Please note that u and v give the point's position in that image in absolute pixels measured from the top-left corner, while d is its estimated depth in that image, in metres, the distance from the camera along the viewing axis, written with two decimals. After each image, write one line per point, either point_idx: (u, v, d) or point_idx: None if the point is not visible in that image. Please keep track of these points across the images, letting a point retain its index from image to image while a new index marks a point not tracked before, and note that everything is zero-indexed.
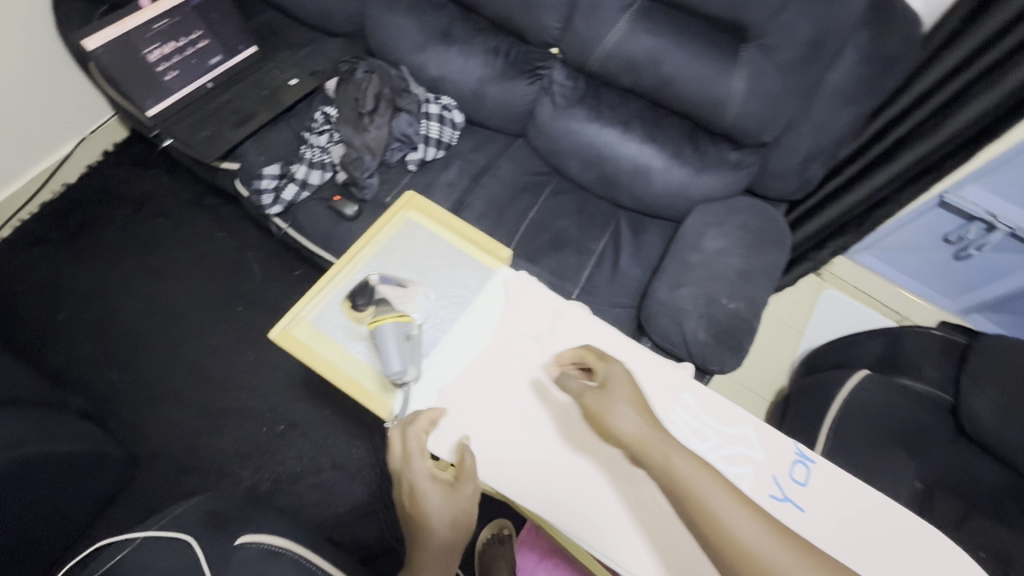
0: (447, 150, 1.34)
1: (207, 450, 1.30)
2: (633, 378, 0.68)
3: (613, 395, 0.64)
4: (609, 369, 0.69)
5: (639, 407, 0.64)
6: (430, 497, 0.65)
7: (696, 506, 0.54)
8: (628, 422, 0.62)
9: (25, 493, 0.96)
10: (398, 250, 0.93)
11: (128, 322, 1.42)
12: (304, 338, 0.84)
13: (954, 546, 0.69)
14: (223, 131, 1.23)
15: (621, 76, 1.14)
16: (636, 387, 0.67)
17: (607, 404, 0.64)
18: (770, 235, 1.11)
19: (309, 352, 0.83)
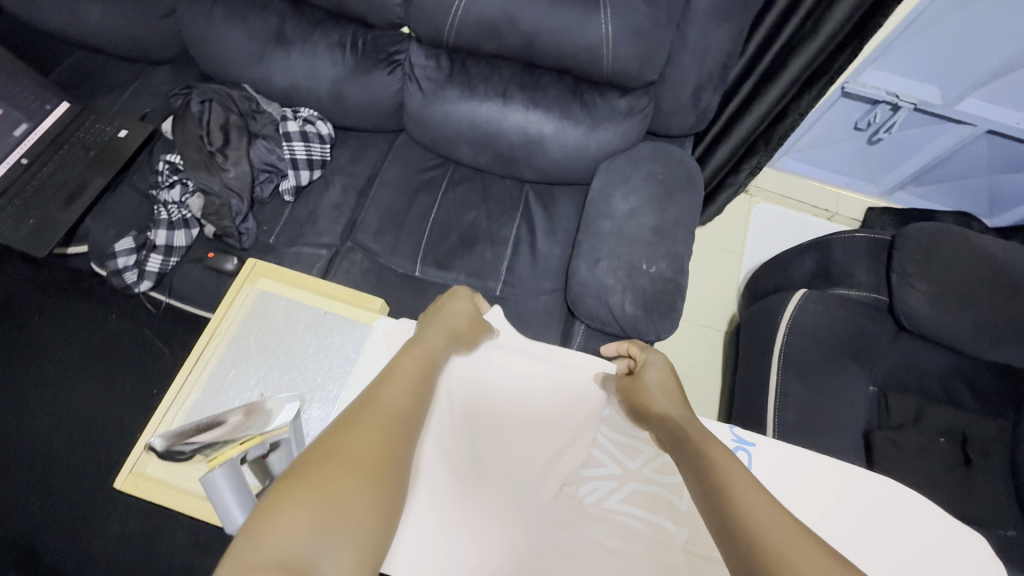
0: (323, 167, 1.20)
1: (161, 552, 1.18)
2: (672, 367, 0.70)
3: (650, 372, 0.68)
4: (655, 353, 0.72)
5: (671, 385, 0.66)
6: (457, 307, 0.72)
7: (707, 454, 0.54)
8: (657, 392, 0.65)
9: None
10: (253, 333, 0.75)
11: (28, 441, 1.25)
12: (164, 476, 0.69)
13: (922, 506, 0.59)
14: (52, 213, 1.05)
15: (482, 43, 1.02)
16: (672, 374, 0.68)
17: (647, 379, 0.67)
18: (679, 179, 1.04)
19: (173, 490, 0.69)
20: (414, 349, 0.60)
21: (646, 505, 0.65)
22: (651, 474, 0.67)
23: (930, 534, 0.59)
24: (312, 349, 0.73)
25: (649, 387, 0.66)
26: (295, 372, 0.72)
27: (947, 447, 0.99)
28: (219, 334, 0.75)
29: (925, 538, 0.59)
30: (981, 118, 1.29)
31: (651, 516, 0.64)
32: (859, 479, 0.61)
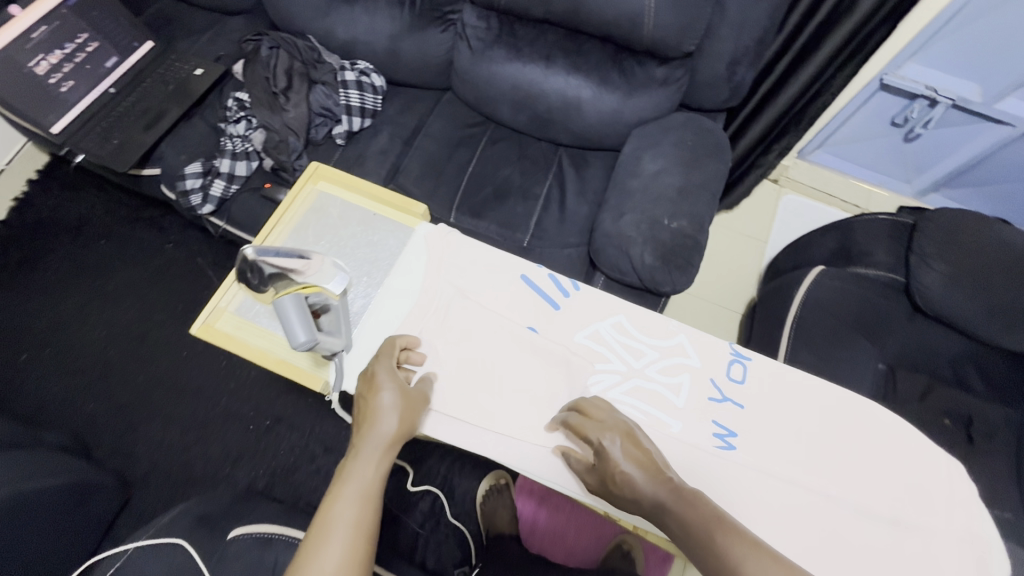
0: (373, 116, 1.29)
1: (199, 457, 1.30)
2: (628, 437, 0.56)
3: (616, 462, 0.55)
4: (603, 432, 0.57)
5: (644, 461, 0.54)
6: (388, 393, 0.59)
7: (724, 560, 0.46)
8: (642, 484, 0.53)
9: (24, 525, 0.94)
10: (310, 226, 0.83)
11: (91, 348, 1.39)
12: (229, 330, 0.78)
13: (893, 417, 0.65)
14: (133, 136, 1.18)
15: (531, 6, 1.08)
16: (638, 453, 0.55)
17: (618, 470, 0.54)
18: (708, 145, 1.09)
19: (236, 343, 0.78)
20: (346, 494, 0.52)
21: (650, 401, 0.65)
22: (653, 375, 0.66)
23: (905, 442, 0.64)
24: (361, 243, 0.81)
25: (624, 478, 0.54)
26: (347, 261, 0.80)
27: (948, 425, 1.01)
28: (282, 225, 0.84)
29: (901, 445, 0.64)
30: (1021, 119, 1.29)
31: (650, 409, 0.64)
32: (835, 392, 0.66)
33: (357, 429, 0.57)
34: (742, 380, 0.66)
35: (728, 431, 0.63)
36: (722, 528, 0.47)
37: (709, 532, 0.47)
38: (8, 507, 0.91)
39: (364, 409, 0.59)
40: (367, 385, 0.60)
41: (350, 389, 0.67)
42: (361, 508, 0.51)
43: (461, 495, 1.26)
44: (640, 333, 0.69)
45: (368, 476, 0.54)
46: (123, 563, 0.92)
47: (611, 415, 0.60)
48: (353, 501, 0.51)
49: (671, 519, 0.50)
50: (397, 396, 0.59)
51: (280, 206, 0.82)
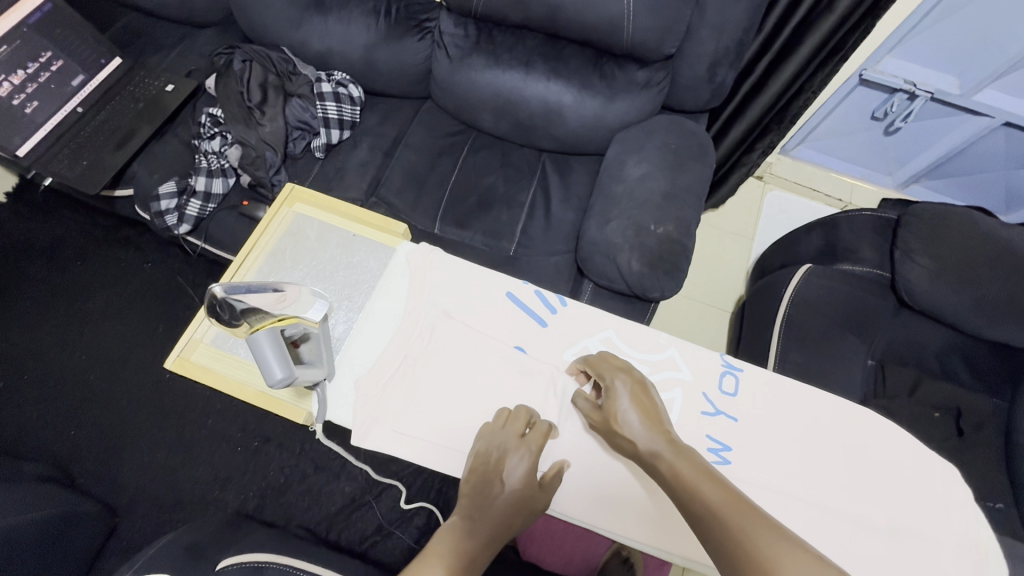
0: (352, 128, 1.26)
1: (186, 482, 1.26)
2: (639, 384, 0.60)
3: (620, 403, 0.59)
4: (617, 373, 0.61)
5: (647, 411, 0.58)
6: (511, 486, 0.55)
7: (700, 504, 0.47)
8: (642, 434, 0.56)
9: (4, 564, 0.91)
10: (288, 249, 0.80)
11: (70, 374, 1.35)
12: (206, 362, 0.76)
13: (887, 424, 0.65)
14: (103, 156, 1.15)
15: (509, 12, 1.07)
16: (645, 397, 0.59)
17: (620, 407, 0.59)
18: (691, 148, 1.09)
19: (214, 376, 0.75)
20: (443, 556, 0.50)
21: None
22: None
23: (898, 449, 0.64)
24: (341, 265, 0.79)
25: (625, 420, 0.58)
26: (326, 284, 0.77)
27: (937, 418, 1.02)
28: (258, 249, 0.82)
29: (895, 452, 0.64)
30: (998, 110, 1.30)
31: None
32: (828, 400, 0.66)
33: (474, 497, 0.55)
34: (734, 393, 0.65)
35: (722, 445, 0.63)
36: (710, 479, 0.49)
37: (694, 480, 0.49)
38: None
39: (484, 479, 0.56)
40: (494, 463, 0.57)
41: (337, 420, 0.66)
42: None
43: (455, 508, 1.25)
44: (629, 348, 0.68)
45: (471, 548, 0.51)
46: None
47: (624, 363, 0.63)
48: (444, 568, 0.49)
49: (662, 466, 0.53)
50: (515, 480, 0.55)
51: (256, 229, 0.80)
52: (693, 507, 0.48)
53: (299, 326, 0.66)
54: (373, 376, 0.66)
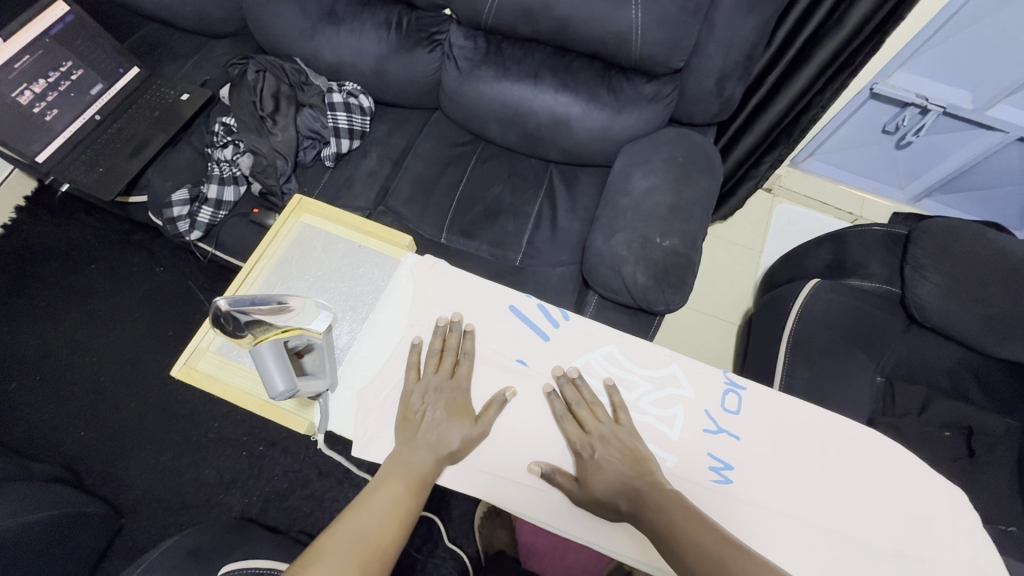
0: (362, 138, 1.27)
1: (191, 485, 1.28)
2: (620, 450, 0.60)
3: (591, 467, 0.59)
4: (594, 442, 0.61)
5: (626, 469, 0.58)
6: (448, 423, 0.62)
7: (693, 550, 0.51)
8: (619, 487, 0.58)
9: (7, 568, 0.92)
10: (295, 259, 0.81)
11: (82, 375, 1.37)
12: (211, 371, 0.77)
13: (893, 445, 0.64)
14: (119, 163, 1.17)
15: (518, 26, 1.08)
16: (626, 455, 0.60)
17: (594, 467, 0.59)
18: (698, 162, 1.09)
19: (219, 385, 0.76)
20: (400, 476, 0.59)
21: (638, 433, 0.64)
22: (645, 407, 0.65)
23: (904, 470, 0.63)
24: (347, 276, 0.80)
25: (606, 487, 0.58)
26: (332, 295, 0.78)
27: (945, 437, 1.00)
28: (266, 259, 0.83)
29: (901, 473, 0.63)
30: (1013, 125, 1.29)
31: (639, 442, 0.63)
32: (832, 420, 0.65)
33: (418, 428, 0.62)
34: (737, 411, 0.65)
35: (723, 464, 0.62)
36: (704, 532, 0.53)
37: (681, 533, 0.53)
38: None
39: (424, 412, 0.63)
40: (431, 399, 0.63)
41: (339, 430, 0.67)
42: (408, 496, 0.58)
43: (458, 517, 1.25)
44: (631, 363, 0.68)
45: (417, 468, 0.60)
46: None
47: (603, 425, 0.62)
48: (401, 489, 0.58)
49: (646, 517, 0.55)
50: (448, 415, 0.62)
51: (263, 239, 0.81)
52: (686, 558, 0.51)
53: (309, 338, 0.68)
54: (375, 387, 0.67)
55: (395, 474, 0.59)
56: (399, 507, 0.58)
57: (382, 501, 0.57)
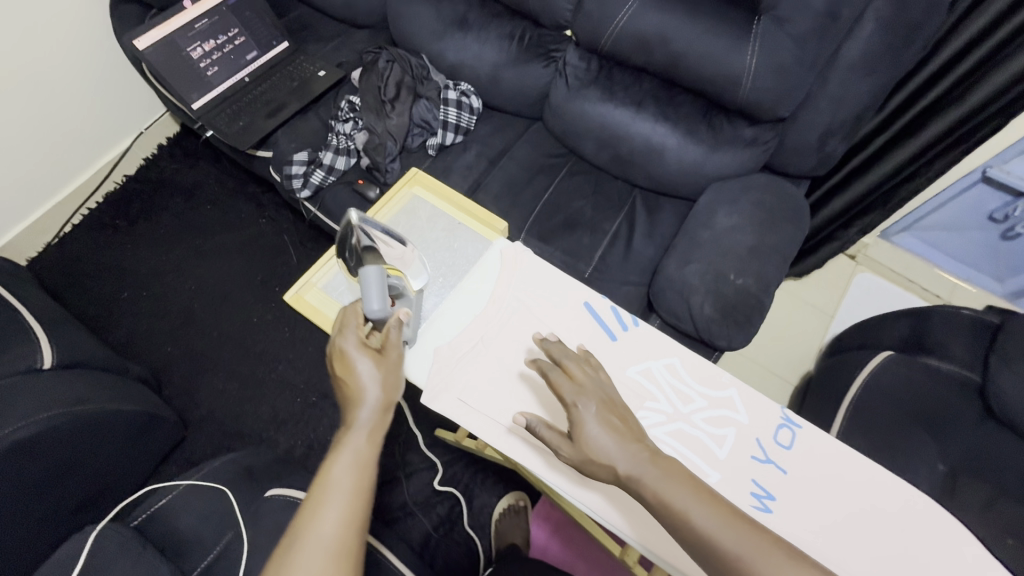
0: (465, 134, 1.37)
1: (249, 416, 1.40)
2: (603, 401, 0.61)
3: (585, 423, 0.59)
4: (578, 395, 0.61)
5: (618, 427, 0.59)
6: (360, 365, 0.65)
7: (702, 530, 0.53)
8: (619, 456, 0.57)
9: (92, 442, 1.06)
10: (401, 225, 0.90)
11: (180, 298, 1.54)
12: (316, 302, 0.85)
13: (947, 518, 0.62)
14: (256, 121, 1.33)
15: (633, 55, 1.14)
16: (610, 406, 0.61)
17: (580, 420, 0.59)
18: (785, 211, 1.10)
19: (319, 316, 0.84)
20: (343, 460, 0.61)
21: (687, 444, 0.66)
22: (697, 422, 0.67)
23: (957, 546, 0.61)
24: (443, 247, 0.87)
25: (598, 444, 0.58)
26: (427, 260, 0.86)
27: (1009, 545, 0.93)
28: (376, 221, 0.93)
29: (953, 549, 0.61)
30: None
31: (688, 453, 0.65)
32: (884, 479, 0.64)
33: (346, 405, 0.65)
34: (790, 446, 0.65)
35: (766, 493, 0.63)
36: (702, 505, 0.55)
37: (676, 499, 0.55)
38: (83, 425, 1.02)
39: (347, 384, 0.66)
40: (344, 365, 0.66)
41: (413, 378, 0.73)
42: (354, 476, 0.60)
43: (478, 507, 1.29)
44: (692, 378, 0.70)
45: (357, 446, 0.62)
46: (166, 501, 0.96)
47: (588, 381, 0.63)
48: (347, 472, 0.60)
49: (640, 481, 0.56)
50: (367, 364, 0.66)
51: (378, 200, 0.89)
52: (696, 542, 0.54)
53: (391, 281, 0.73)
54: (450, 348, 0.73)
55: (346, 437, 0.62)
56: (358, 492, 0.60)
57: (343, 465, 0.61)
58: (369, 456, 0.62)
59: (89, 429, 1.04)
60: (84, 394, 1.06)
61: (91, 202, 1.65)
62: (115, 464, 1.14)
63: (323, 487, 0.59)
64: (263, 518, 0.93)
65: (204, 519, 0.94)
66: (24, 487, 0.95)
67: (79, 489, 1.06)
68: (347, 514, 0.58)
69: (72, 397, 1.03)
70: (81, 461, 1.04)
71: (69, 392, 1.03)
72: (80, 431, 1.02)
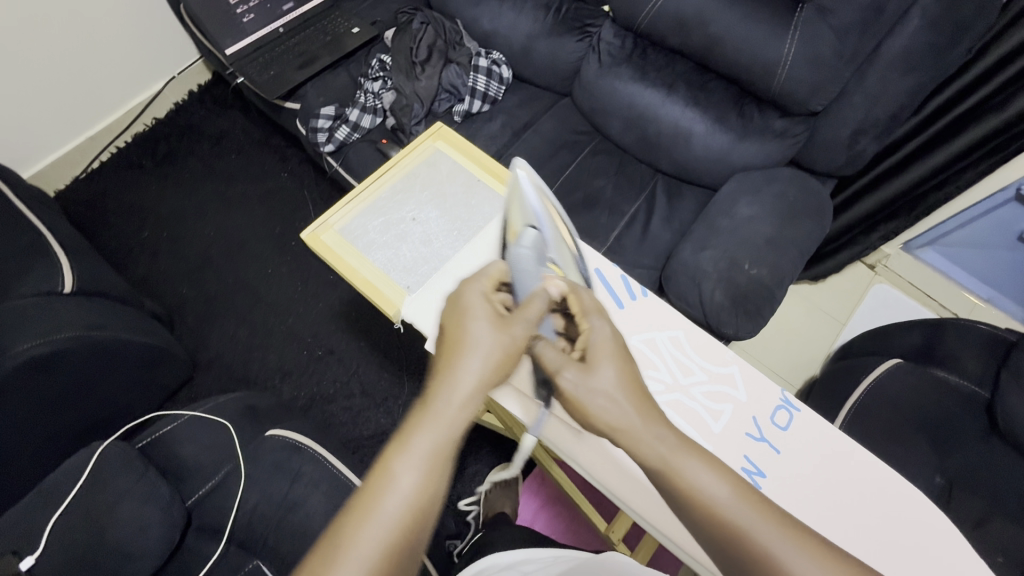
0: (492, 104, 1.37)
1: (256, 363, 1.43)
2: (619, 339, 0.57)
3: (603, 359, 0.54)
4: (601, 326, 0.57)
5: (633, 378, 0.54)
6: (481, 326, 0.52)
7: (734, 523, 0.47)
8: (630, 410, 0.51)
9: (104, 369, 1.08)
10: (422, 177, 0.89)
11: (198, 243, 1.57)
12: (332, 243, 0.82)
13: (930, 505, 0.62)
14: (287, 72, 1.34)
15: (669, 35, 1.12)
16: (627, 354, 0.56)
17: (596, 354, 0.55)
18: (808, 206, 1.09)
19: (334, 257, 0.81)
20: (426, 444, 0.47)
21: (682, 416, 0.67)
22: (696, 395, 0.68)
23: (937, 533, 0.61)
24: (461, 203, 0.87)
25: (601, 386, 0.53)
26: (445, 215, 0.85)
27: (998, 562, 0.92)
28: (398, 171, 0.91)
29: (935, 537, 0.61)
30: None
31: (683, 424, 0.66)
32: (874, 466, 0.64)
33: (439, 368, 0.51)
34: (786, 427, 0.66)
35: (758, 470, 0.63)
36: (745, 498, 0.48)
37: (706, 481, 0.48)
38: (98, 350, 1.05)
39: (451, 343, 0.52)
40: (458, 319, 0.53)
41: (418, 325, 0.74)
42: (432, 469, 0.46)
43: (470, 473, 1.31)
44: (695, 352, 0.71)
45: (446, 427, 0.48)
46: (172, 429, 0.98)
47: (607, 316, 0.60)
48: (426, 459, 0.46)
49: (654, 451, 0.50)
50: (491, 325, 0.52)
51: (401, 150, 0.88)
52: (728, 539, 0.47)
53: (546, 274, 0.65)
54: None
55: (423, 421, 0.47)
56: (428, 485, 0.45)
57: (422, 446, 0.47)
58: (450, 454, 0.47)
59: (103, 354, 1.07)
60: (102, 321, 1.09)
61: (119, 141, 1.66)
62: (124, 392, 1.17)
63: (382, 479, 0.45)
64: (262, 454, 0.96)
65: (206, 450, 0.97)
66: (29, 402, 0.98)
67: (88, 410, 1.10)
68: (422, 511, 0.45)
69: (89, 322, 1.05)
70: (94, 383, 1.07)
71: (87, 316, 1.06)
72: (95, 355, 1.06)
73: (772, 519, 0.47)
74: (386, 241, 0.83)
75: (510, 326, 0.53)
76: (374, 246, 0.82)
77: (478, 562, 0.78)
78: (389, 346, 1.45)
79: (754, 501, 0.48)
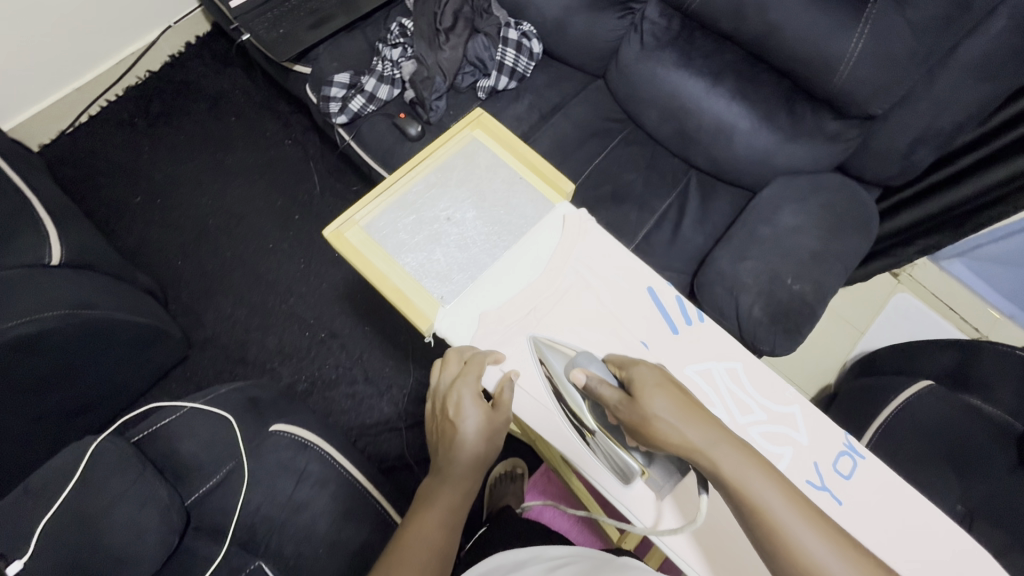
0: (520, 81, 1.26)
1: (254, 345, 1.36)
2: (661, 372, 0.60)
3: (650, 393, 0.57)
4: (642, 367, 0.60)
5: (683, 403, 0.56)
6: (469, 416, 0.64)
7: (781, 534, 0.48)
8: (686, 432, 0.54)
9: (93, 351, 1.01)
10: (458, 170, 0.82)
11: (194, 212, 1.47)
12: (358, 243, 0.76)
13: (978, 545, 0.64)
14: (298, 31, 1.22)
15: (722, 19, 1.03)
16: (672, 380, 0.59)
17: (644, 390, 0.57)
18: (855, 218, 1.03)
19: (360, 259, 0.75)
20: (438, 513, 0.62)
21: None
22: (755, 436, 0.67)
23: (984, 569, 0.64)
24: (500, 200, 0.80)
25: (658, 417, 0.56)
26: (484, 216, 0.79)
27: None
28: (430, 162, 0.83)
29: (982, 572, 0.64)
30: None
31: None
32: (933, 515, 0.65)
33: (442, 450, 0.64)
34: (849, 477, 0.66)
35: None
36: (788, 502, 0.50)
37: (757, 494, 0.50)
38: (87, 331, 0.98)
39: (447, 429, 0.65)
40: (450, 408, 0.65)
41: (453, 340, 0.73)
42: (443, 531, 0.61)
43: None
44: (752, 387, 0.70)
45: (454, 496, 0.63)
46: (170, 421, 0.92)
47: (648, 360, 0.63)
48: (438, 525, 0.61)
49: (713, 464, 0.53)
50: (475, 416, 0.64)
51: (435, 141, 0.81)
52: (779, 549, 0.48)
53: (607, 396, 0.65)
54: (499, 314, 0.72)
55: (440, 489, 0.64)
56: (438, 543, 0.61)
57: (438, 512, 0.62)
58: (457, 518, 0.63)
59: (93, 335, 0.99)
60: (92, 299, 1.01)
61: (109, 95, 1.54)
62: (115, 374, 1.10)
63: (407, 538, 0.61)
64: (265, 454, 0.91)
65: (206, 445, 0.91)
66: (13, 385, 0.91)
67: (77, 393, 1.03)
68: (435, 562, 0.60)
69: (77, 300, 0.97)
70: (82, 365, 1.00)
71: (74, 294, 0.98)
72: (86, 337, 0.98)
73: (814, 522, 0.49)
74: (417, 241, 0.77)
75: (496, 415, 0.65)
76: (403, 248, 0.76)
77: (483, 564, 0.71)
78: (395, 332, 1.38)
79: (800, 505, 0.50)
